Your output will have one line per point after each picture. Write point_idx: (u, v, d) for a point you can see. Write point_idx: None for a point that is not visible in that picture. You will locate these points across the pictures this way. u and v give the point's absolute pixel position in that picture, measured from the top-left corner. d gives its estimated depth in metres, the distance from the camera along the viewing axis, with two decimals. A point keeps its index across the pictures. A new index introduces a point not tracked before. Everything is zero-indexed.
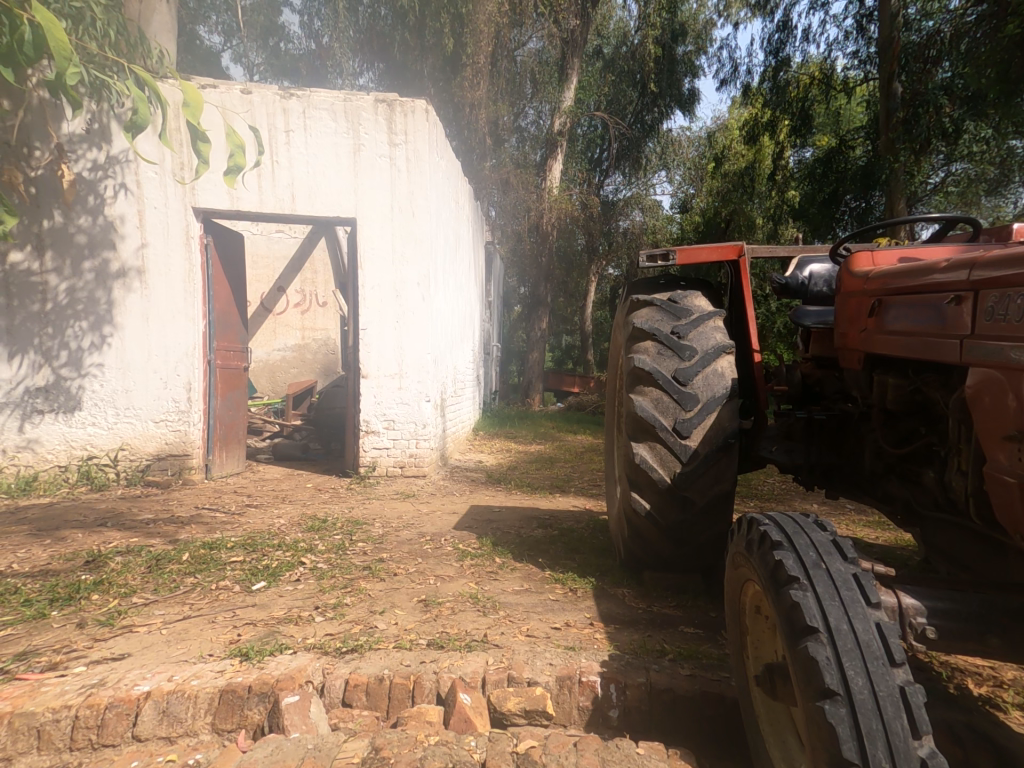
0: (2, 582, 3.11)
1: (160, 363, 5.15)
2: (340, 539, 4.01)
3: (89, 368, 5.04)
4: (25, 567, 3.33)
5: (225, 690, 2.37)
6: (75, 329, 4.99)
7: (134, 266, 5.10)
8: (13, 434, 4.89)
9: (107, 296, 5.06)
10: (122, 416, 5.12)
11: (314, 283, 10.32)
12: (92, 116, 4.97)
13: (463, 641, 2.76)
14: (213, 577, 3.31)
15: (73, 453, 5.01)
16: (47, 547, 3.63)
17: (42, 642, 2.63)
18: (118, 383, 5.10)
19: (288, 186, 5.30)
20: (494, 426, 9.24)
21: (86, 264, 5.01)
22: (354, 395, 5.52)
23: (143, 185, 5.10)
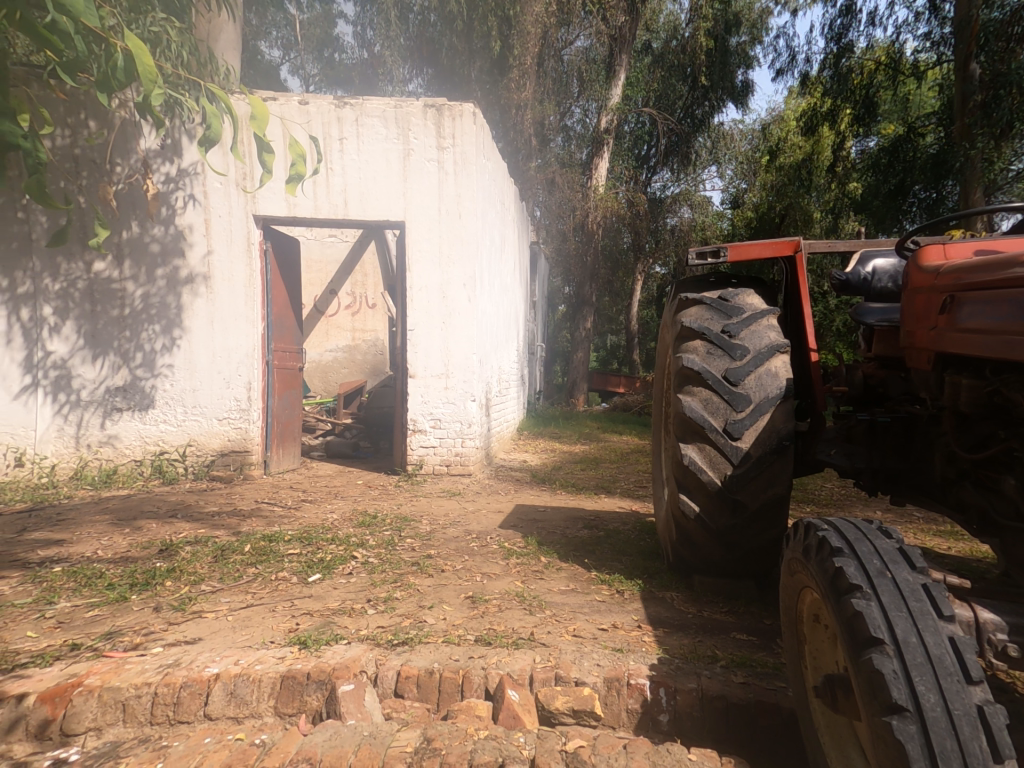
0: (89, 567, 3.31)
1: (222, 363, 5.41)
2: (389, 535, 4.10)
3: (161, 369, 5.35)
4: (108, 552, 3.55)
5: (286, 676, 2.49)
6: (149, 332, 5.32)
7: (201, 273, 5.38)
8: (96, 430, 5.25)
9: (177, 301, 5.36)
10: (189, 414, 5.40)
11: (365, 286, 10.60)
12: (166, 132, 5.27)
13: (510, 639, 2.80)
14: (273, 568, 3.45)
15: (148, 448, 5.34)
16: (126, 535, 3.87)
17: (124, 623, 2.78)
18: (186, 383, 5.39)
19: (341, 192, 5.46)
20: (538, 426, 9.25)
21: (159, 271, 5.33)
22: (401, 394, 5.64)
23: (210, 195, 5.36)
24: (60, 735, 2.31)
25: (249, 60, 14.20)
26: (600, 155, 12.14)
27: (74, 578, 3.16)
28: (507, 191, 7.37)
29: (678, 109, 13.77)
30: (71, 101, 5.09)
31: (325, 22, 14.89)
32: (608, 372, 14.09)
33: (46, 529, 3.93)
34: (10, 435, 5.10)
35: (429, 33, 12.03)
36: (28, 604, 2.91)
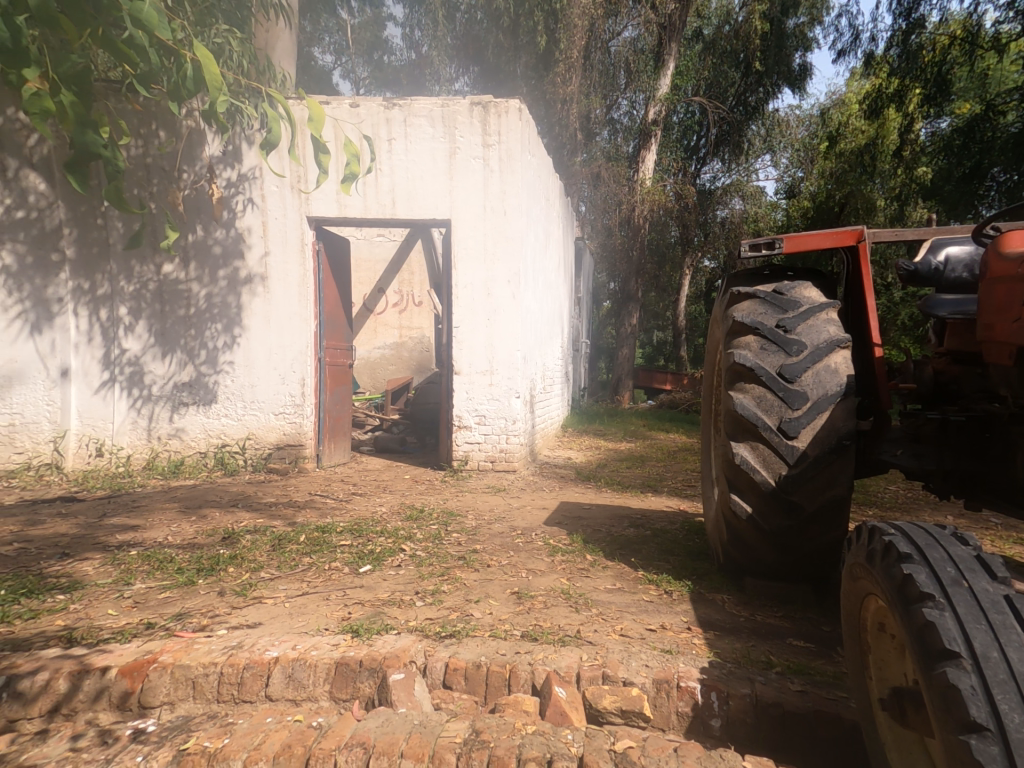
0: (161, 551, 3.52)
1: (278, 360, 5.63)
2: (436, 528, 4.17)
3: (223, 365, 5.63)
4: (177, 538, 3.77)
5: (339, 662, 2.57)
6: (212, 331, 5.60)
7: (258, 273, 5.62)
8: (165, 423, 5.58)
9: (237, 300, 5.61)
10: (248, 409, 5.66)
11: (412, 284, 10.80)
12: (228, 139, 5.53)
13: (556, 635, 2.79)
14: (326, 558, 3.57)
15: (211, 441, 5.63)
16: (192, 522, 4.09)
17: (192, 606, 2.94)
18: (245, 379, 5.65)
19: (389, 192, 5.57)
20: (582, 423, 9.18)
21: (221, 273, 5.60)
22: (446, 391, 5.72)
23: (267, 199, 5.59)
24: (138, 707, 2.44)
25: (303, 66, 14.72)
26: (648, 147, 11.67)
27: (148, 561, 3.36)
28: (552, 186, 7.34)
29: (730, 97, 13.33)
30: (144, 112, 5.42)
31: (375, 26, 15.30)
32: (653, 370, 13.81)
33: (122, 515, 4.21)
34: (91, 427, 5.47)
35: (475, 31, 12.33)
36: (108, 584, 3.10)
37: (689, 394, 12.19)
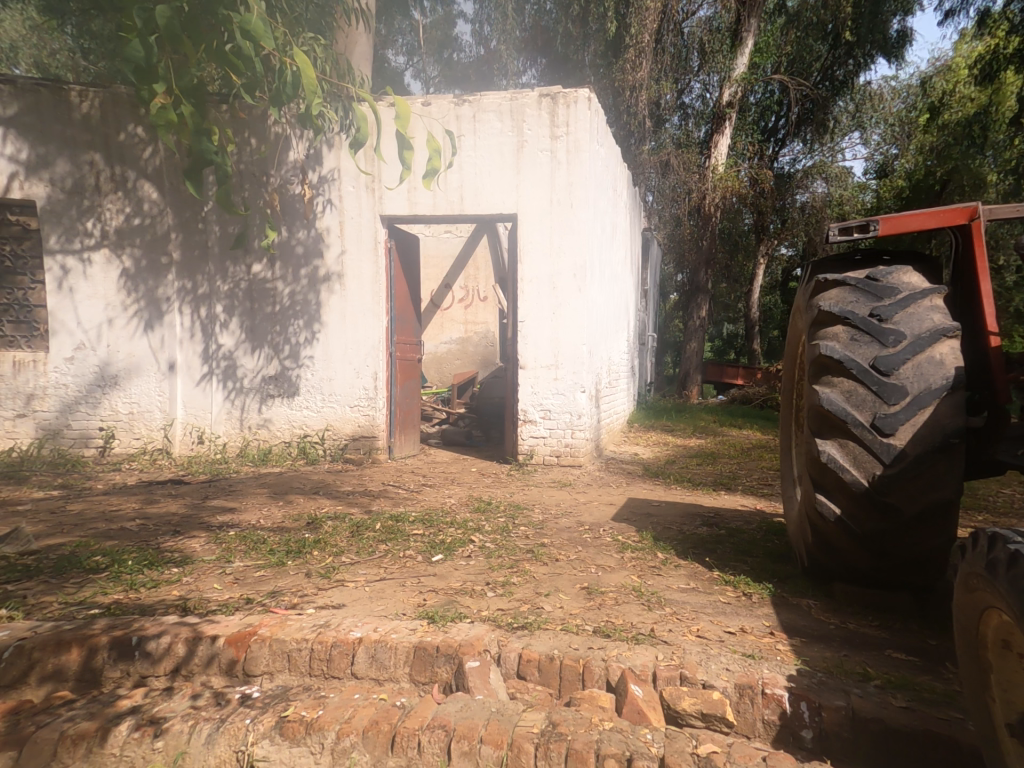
0: (255, 532, 3.75)
1: (353, 355, 5.87)
2: (503, 521, 4.21)
3: (304, 360, 5.91)
4: (267, 521, 4.02)
5: (418, 647, 2.64)
6: (295, 327, 5.89)
7: (336, 271, 5.86)
8: (255, 414, 5.93)
9: (317, 298, 5.88)
10: (326, 401, 5.93)
11: (476, 280, 11.05)
12: (311, 143, 5.80)
13: (630, 633, 2.74)
14: (400, 546, 3.69)
15: (294, 431, 5.94)
16: (280, 506, 4.35)
17: (284, 585, 3.10)
18: (323, 373, 5.91)
19: (457, 188, 5.67)
20: (649, 418, 9.00)
21: (303, 271, 5.87)
22: (511, 385, 5.75)
23: (344, 199, 5.83)
24: (243, 674, 2.56)
25: (377, 69, 15.25)
26: (721, 132, 11.05)
27: (244, 541, 3.57)
28: (618, 176, 7.20)
29: (815, 72, 12.85)
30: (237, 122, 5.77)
31: (446, 24, 15.02)
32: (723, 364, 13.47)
33: (221, 497, 4.52)
34: (193, 416, 5.90)
35: (544, 24, 12.46)
36: (212, 560, 3.30)
37: (764, 389, 11.66)
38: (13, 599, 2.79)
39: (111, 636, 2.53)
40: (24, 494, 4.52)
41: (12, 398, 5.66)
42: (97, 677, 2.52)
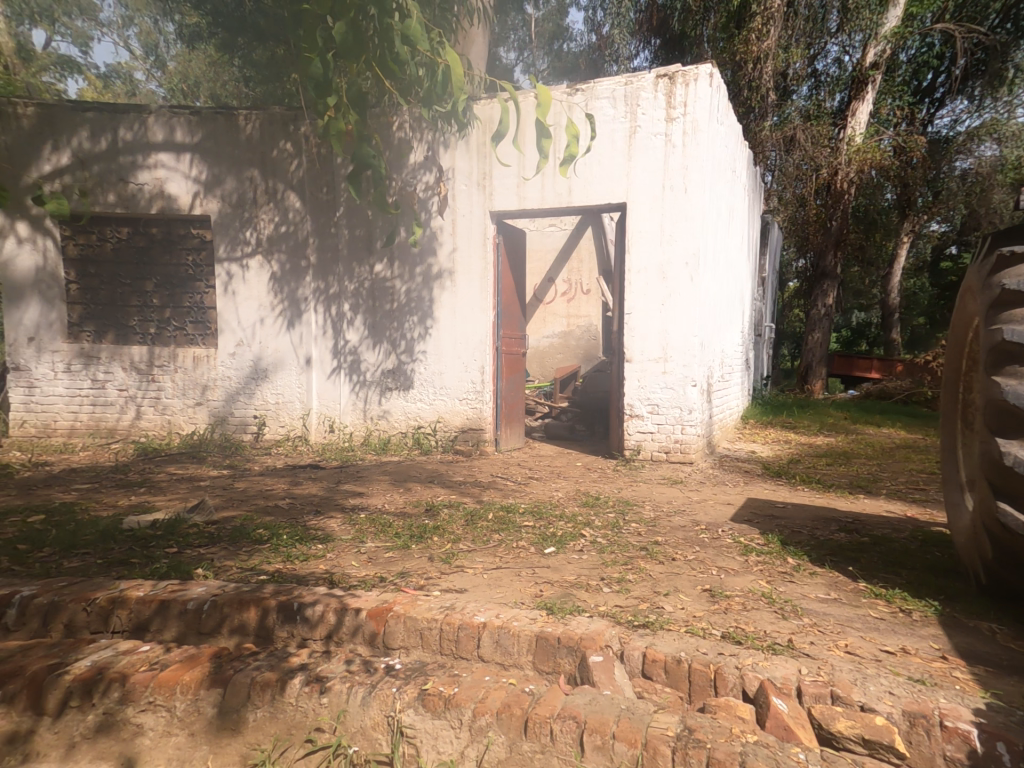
0: (382, 516, 3.95)
1: (462, 349, 6.03)
2: (613, 517, 4.11)
3: (418, 354, 6.13)
4: (391, 506, 4.23)
5: (540, 636, 2.53)
6: (410, 324, 6.12)
7: (447, 268, 6.04)
8: (375, 405, 6.22)
9: (430, 294, 6.08)
10: (438, 394, 6.11)
11: (579, 272, 10.98)
12: (428, 145, 5.99)
13: (765, 642, 2.51)
14: (513, 536, 3.71)
15: (409, 423, 6.18)
16: (400, 493, 4.56)
17: (410, 567, 3.21)
18: (435, 367, 6.10)
19: (566, 179, 5.64)
20: (766, 414, 8.48)
21: (418, 269, 6.08)
22: (616, 380, 5.63)
23: (457, 197, 5.97)
24: (384, 646, 2.57)
25: None
26: (862, 98, 10.56)
27: (373, 524, 3.76)
28: (736, 157, 6.81)
29: None
30: None
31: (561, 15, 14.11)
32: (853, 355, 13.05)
33: (351, 482, 4.81)
34: (326, 408, 6.26)
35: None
36: (349, 539, 3.50)
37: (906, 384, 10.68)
38: (200, 559, 3.00)
39: (278, 599, 2.60)
40: (202, 471, 5.03)
41: (191, 388, 6.22)
42: (271, 635, 2.57)
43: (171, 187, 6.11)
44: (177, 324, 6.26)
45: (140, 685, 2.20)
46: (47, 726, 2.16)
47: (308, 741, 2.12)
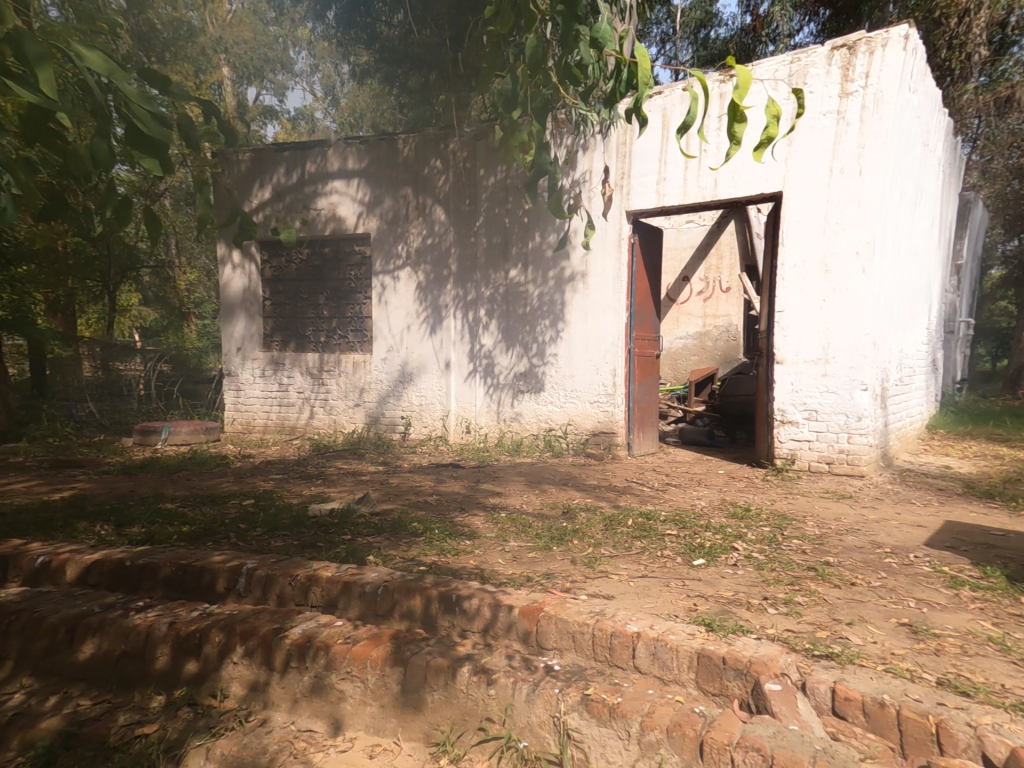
0: (521, 516, 4.01)
1: (594, 351, 6.00)
2: (769, 531, 3.77)
3: (549, 357, 6.20)
4: (529, 506, 4.28)
5: (701, 654, 2.33)
6: (541, 327, 6.21)
7: (580, 271, 6.04)
8: (507, 407, 6.40)
9: (562, 298, 6.13)
10: (568, 397, 6.14)
11: (719, 269, 10.34)
12: (567, 150, 6.04)
13: (1004, 698, 2.10)
14: (657, 545, 3.55)
15: (540, 424, 6.27)
16: (536, 494, 4.60)
17: (554, 569, 3.19)
18: (566, 369, 6.14)
19: (711, 172, 5.37)
20: (960, 425, 7.33)
21: (551, 272, 6.16)
22: (764, 382, 5.26)
23: (593, 200, 5.95)
24: (538, 645, 2.56)
25: None
26: None
27: (514, 523, 3.83)
28: (929, 127, 5.97)
29: None
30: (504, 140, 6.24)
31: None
32: None
33: (489, 482, 4.96)
34: (463, 409, 6.56)
35: None
36: (492, 537, 3.59)
37: None
38: (370, 547, 3.29)
39: (439, 589, 2.73)
40: (362, 466, 5.54)
41: (351, 390, 6.88)
42: (434, 623, 2.71)
43: (342, 210, 6.88)
44: (341, 333, 6.97)
45: (340, 655, 2.41)
46: (278, 680, 2.45)
47: (482, 728, 2.24)
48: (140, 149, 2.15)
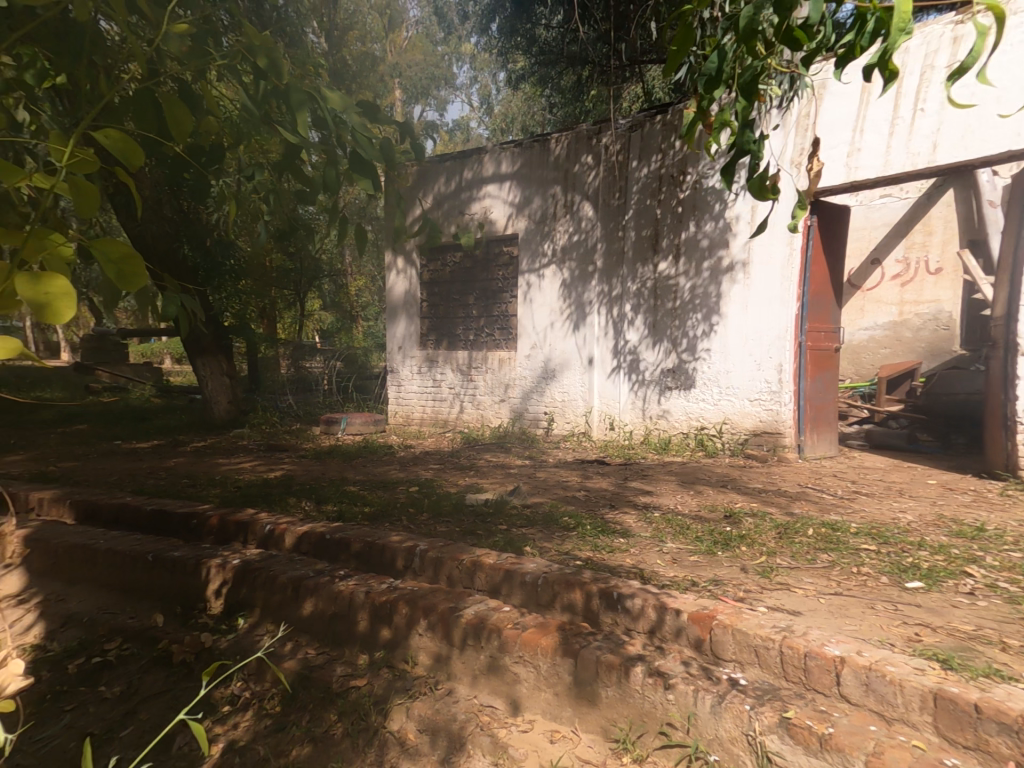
0: (677, 517, 3.83)
1: (755, 345, 5.58)
2: (1018, 558, 3.10)
3: (701, 352, 5.90)
4: (687, 507, 4.07)
5: (938, 694, 1.93)
6: (693, 321, 5.94)
7: (741, 259, 5.63)
8: (654, 404, 6.22)
9: (717, 289, 5.78)
10: (724, 394, 5.79)
11: (924, 247, 8.96)
12: None
13: None
14: (849, 560, 3.14)
15: (691, 423, 6.00)
16: (693, 495, 4.38)
17: (722, 575, 2.96)
18: (721, 365, 5.78)
19: (927, 137, 4.76)
20: None
21: (706, 263, 5.85)
22: (999, 379, 4.47)
23: None
24: (714, 655, 2.36)
25: None
26: None
27: (669, 524, 3.66)
28: None
29: None
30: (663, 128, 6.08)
31: None
32: None
33: (638, 479, 4.84)
34: (607, 406, 6.51)
35: None
36: (647, 536, 3.47)
37: None
38: (526, 538, 3.39)
39: (599, 586, 2.69)
40: (511, 459, 5.77)
41: (496, 386, 7.17)
42: (595, 619, 2.67)
43: (494, 212, 7.23)
44: (489, 331, 7.34)
45: (511, 639, 2.54)
46: (457, 655, 2.67)
47: (663, 733, 2.18)
48: (359, 172, 2.56)
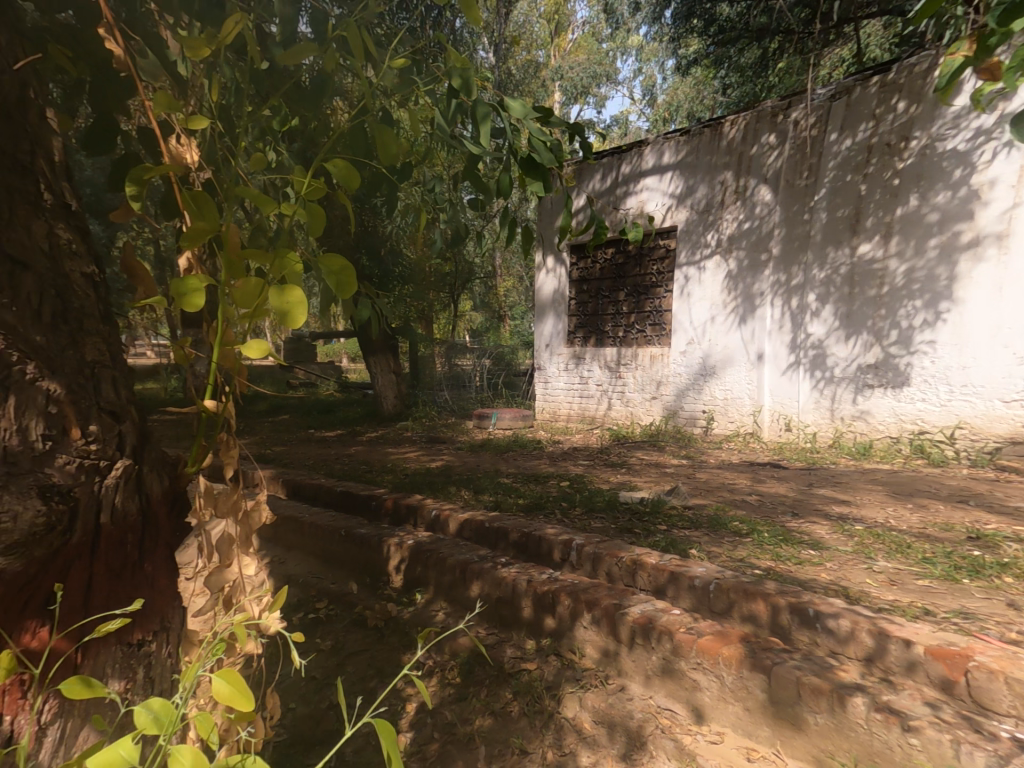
0: (893, 534, 3.36)
1: (1010, 335, 4.80)
2: None
3: (919, 346, 5.24)
4: (909, 525, 3.54)
5: None
6: (908, 309, 5.29)
7: (993, 232, 4.83)
8: (848, 404, 5.67)
9: (949, 270, 5.05)
10: (956, 393, 5.10)
11: None
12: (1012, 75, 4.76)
13: None
14: None
15: (904, 426, 5.37)
16: (912, 510, 3.82)
17: (975, 609, 2.47)
18: (954, 359, 5.09)
19: None
20: None
21: (933, 241, 5.13)
22: None
23: None
24: (974, 702, 1.99)
25: None
26: None
27: (883, 542, 3.23)
28: None
29: None
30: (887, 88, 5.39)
31: None
32: None
33: (830, 487, 4.41)
34: (780, 405, 6.10)
35: None
36: (853, 552, 3.11)
37: None
38: (689, 541, 3.26)
39: (790, 601, 2.48)
40: (666, 457, 5.63)
41: (648, 383, 7.11)
42: (787, 636, 2.47)
43: (649, 206, 7.08)
44: (639, 327, 7.28)
45: (686, 644, 2.45)
46: (626, 653, 2.64)
47: None
48: (532, 176, 2.50)
